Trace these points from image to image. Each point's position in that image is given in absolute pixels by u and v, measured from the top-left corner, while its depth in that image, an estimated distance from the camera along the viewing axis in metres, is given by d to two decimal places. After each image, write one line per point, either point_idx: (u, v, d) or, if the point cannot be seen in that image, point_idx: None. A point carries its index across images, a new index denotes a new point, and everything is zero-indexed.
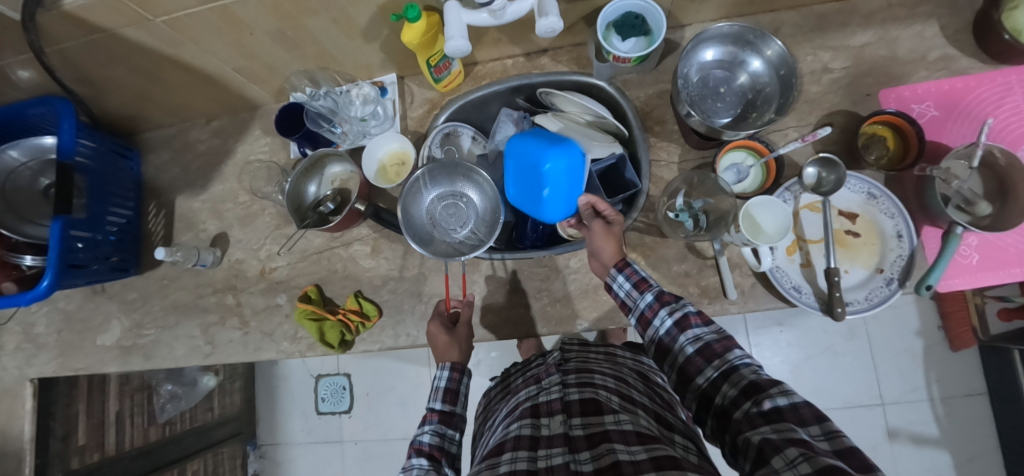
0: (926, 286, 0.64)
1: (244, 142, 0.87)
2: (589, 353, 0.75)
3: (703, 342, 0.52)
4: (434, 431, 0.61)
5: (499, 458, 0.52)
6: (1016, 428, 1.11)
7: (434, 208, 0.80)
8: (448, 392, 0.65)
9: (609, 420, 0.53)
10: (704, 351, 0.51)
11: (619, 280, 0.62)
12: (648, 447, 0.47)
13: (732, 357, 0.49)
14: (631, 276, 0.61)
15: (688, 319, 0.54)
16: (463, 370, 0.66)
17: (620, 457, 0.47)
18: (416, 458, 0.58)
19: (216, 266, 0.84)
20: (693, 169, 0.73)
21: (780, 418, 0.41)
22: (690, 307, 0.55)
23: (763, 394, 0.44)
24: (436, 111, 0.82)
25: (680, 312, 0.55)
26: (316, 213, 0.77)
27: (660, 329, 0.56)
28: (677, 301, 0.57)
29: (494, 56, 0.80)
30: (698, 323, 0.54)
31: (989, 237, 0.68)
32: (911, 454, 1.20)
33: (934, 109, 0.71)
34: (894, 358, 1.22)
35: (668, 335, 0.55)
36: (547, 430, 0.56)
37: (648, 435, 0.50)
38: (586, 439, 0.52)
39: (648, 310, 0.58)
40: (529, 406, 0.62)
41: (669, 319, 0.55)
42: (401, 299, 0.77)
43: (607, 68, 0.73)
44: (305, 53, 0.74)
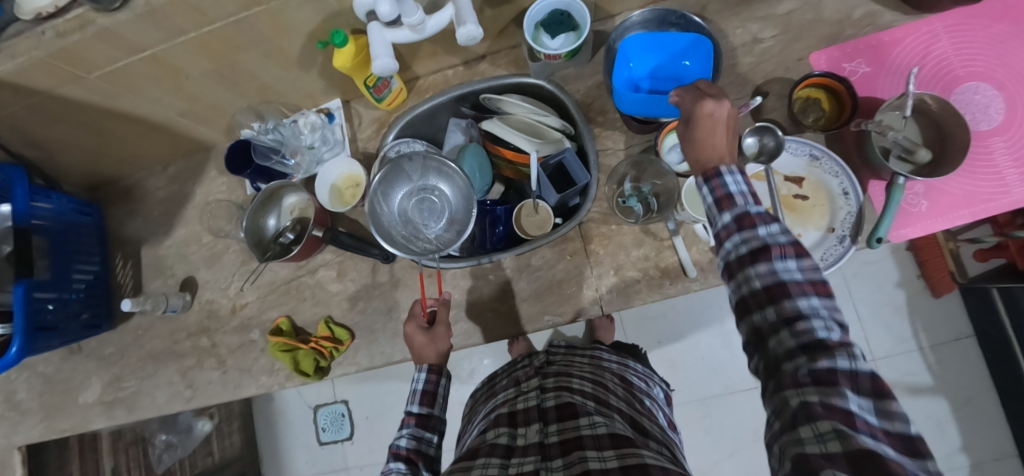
0: (876, 239, 0.66)
1: (202, 184, 0.88)
2: (574, 356, 0.75)
3: (775, 278, 0.42)
4: (411, 435, 0.62)
5: (472, 463, 0.53)
6: (1007, 367, 1.11)
7: (407, 206, 0.81)
8: (426, 394, 0.65)
9: (584, 424, 0.54)
10: (774, 290, 0.42)
11: (703, 190, 0.51)
12: (620, 453, 0.48)
13: (803, 308, 0.41)
14: (718, 190, 0.49)
15: (770, 250, 0.43)
16: (441, 371, 0.66)
17: (590, 466, 0.47)
18: (395, 462, 0.58)
19: (188, 310, 0.84)
20: (640, 153, 0.74)
21: (833, 380, 0.37)
22: (780, 237, 0.44)
23: (823, 351, 0.38)
24: (385, 129, 0.83)
25: (761, 240, 0.44)
26: (278, 245, 0.78)
27: (731, 255, 0.46)
28: (761, 228, 0.45)
29: (434, 68, 0.81)
30: (781, 257, 0.43)
31: (935, 184, 0.69)
32: (910, 406, 1.20)
33: (865, 65, 0.72)
34: (880, 313, 1.22)
35: (737, 262, 0.45)
36: (523, 439, 0.55)
37: (621, 439, 0.51)
38: (559, 445, 0.52)
39: (724, 232, 0.47)
40: (507, 412, 0.62)
41: (743, 247, 0.45)
42: (371, 318, 0.77)
43: (542, 67, 0.74)
44: (245, 89, 0.75)
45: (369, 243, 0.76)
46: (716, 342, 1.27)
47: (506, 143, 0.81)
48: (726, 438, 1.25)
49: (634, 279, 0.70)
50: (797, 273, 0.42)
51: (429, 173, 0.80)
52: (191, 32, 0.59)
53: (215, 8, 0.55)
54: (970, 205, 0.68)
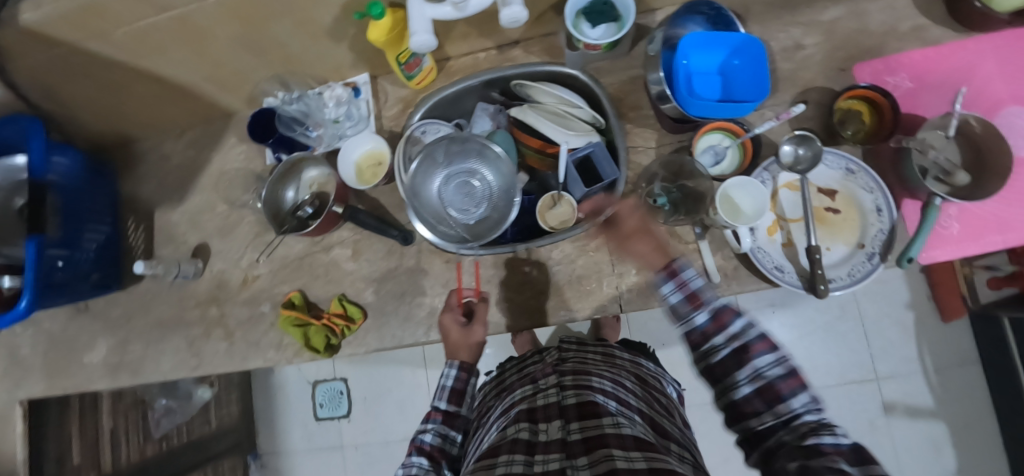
0: (907, 259, 0.65)
1: (220, 151, 0.86)
2: (586, 353, 0.74)
3: (765, 379, 0.47)
4: (437, 431, 0.64)
5: (495, 461, 0.51)
6: (1009, 396, 1.11)
7: (445, 188, 0.78)
8: (454, 392, 0.69)
9: (607, 423, 0.52)
10: (766, 393, 0.47)
11: (667, 289, 0.53)
12: (648, 455, 0.46)
13: (794, 406, 0.45)
14: (684, 287, 0.52)
15: (751, 349, 0.48)
16: (470, 370, 0.70)
17: (618, 465, 0.44)
18: (417, 456, 0.61)
19: (198, 278, 0.83)
20: (671, 152, 0.72)
21: (822, 454, 0.41)
22: (754, 332, 0.49)
23: (812, 432, 0.43)
24: (411, 109, 0.81)
25: (740, 338, 0.49)
26: (295, 219, 0.77)
27: (714, 356, 0.49)
28: (733, 323, 0.49)
29: (465, 50, 0.79)
30: (760, 354, 0.48)
31: (968, 206, 0.68)
32: (909, 428, 1.20)
33: (909, 80, 0.70)
34: (887, 332, 1.22)
35: (722, 365, 0.49)
36: (545, 435, 0.55)
37: (646, 443, 0.49)
38: (582, 444, 0.50)
39: (697, 332, 0.50)
40: (526, 408, 0.61)
41: (727, 348, 0.49)
42: (385, 301, 0.76)
43: (577, 56, 0.73)
44: (272, 57, 0.73)
45: (389, 224, 0.75)
46: None
47: (535, 132, 0.78)
48: (724, 445, 1.25)
49: (655, 281, 0.69)
50: (777, 368, 0.47)
51: (471, 156, 0.78)
52: None
53: None
54: (1003, 231, 0.67)
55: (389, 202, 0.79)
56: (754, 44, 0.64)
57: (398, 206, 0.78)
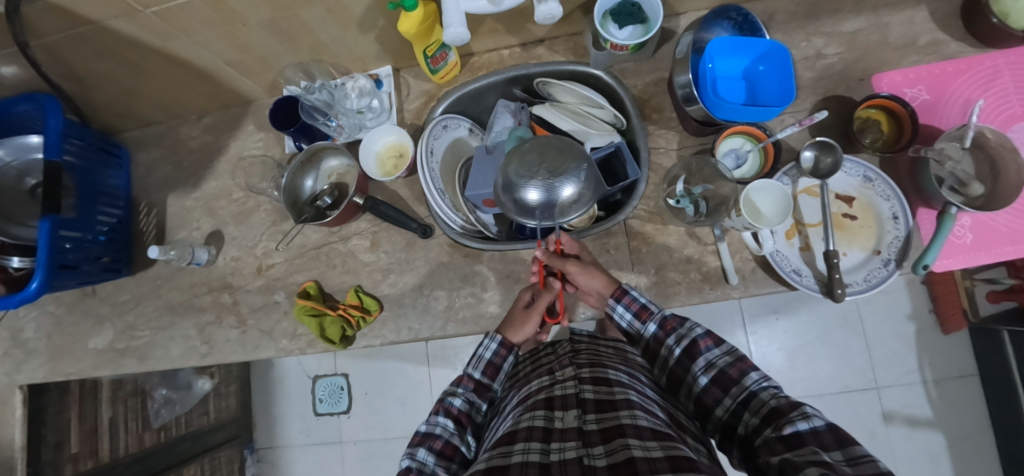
0: (922, 266, 0.65)
1: (238, 138, 0.86)
2: (599, 346, 0.70)
3: (716, 369, 0.55)
4: (466, 397, 0.64)
5: (511, 448, 0.49)
6: (1006, 408, 1.13)
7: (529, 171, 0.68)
8: (490, 366, 0.67)
9: (624, 414, 0.50)
10: (721, 380, 0.54)
11: (619, 308, 0.65)
12: (664, 445, 0.44)
13: (749, 383, 0.52)
14: (632, 304, 0.64)
15: (698, 344, 0.57)
16: (511, 348, 0.68)
17: (634, 454, 0.43)
18: (443, 417, 0.60)
19: (211, 265, 0.82)
20: (692, 154, 0.73)
21: (801, 443, 0.41)
22: (698, 331, 0.58)
23: (785, 421, 0.44)
24: (433, 103, 0.81)
25: (687, 339, 0.59)
26: (313, 209, 0.77)
27: (672, 356, 0.60)
28: (680, 328, 0.60)
29: (491, 46, 0.80)
30: (706, 348, 0.57)
31: (982, 218, 0.69)
32: (906, 437, 1.21)
33: (926, 93, 0.72)
34: (888, 342, 1.23)
35: (679, 363, 0.59)
36: (561, 423, 0.53)
37: (664, 434, 0.47)
38: (599, 433, 0.49)
39: (653, 339, 0.63)
40: (545, 397, 0.58)
41: (677, 348, 0.59)
42: (402, 293, 0.76)
43: (604, 56, 0.73)
44: (299, 45, 0.73)
45: (410, 216, 0.75)
46: None
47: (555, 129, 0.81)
48: None
49: (674, 281, 0.70)
50: (722, 358, 0.56)
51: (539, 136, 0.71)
52: None
53: None
54: (1015, 242, 0.68)
55: (408, 195, 0.78)
56: (780, 47, 0.64)
57: (418, 198, 0.78)
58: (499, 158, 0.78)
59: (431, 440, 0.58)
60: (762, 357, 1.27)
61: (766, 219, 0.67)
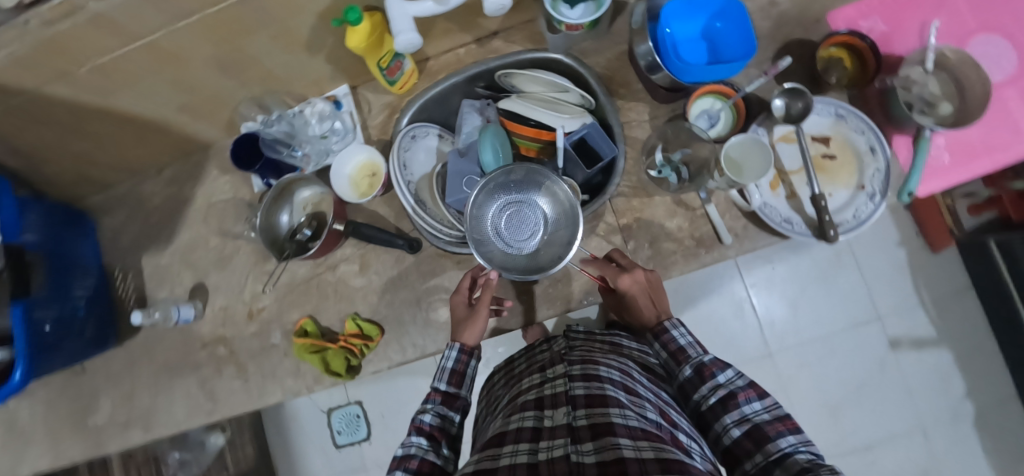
0: (907, 193, 0.67)
1: (204, 184, 0.82)
2: (594, 343, 0.70)
3: (750, 422, 0.49)
4: (436, 412, 0.57)
5: (500, 450, 0.49)
6: (1006, 315, 1.15)
7: (502, 220, 0.73)
8: (455, 374, 0.61)
9: (614, 412, 0.49)
10: (754, 435, 0.48)
11: (659, 345, 0.63)
12: (656, 446, 0.44)
13: (783, 446, 0.45)
14: (670, 344, 0.62)
15: (736, 396, 0.51)
16: (472, 352, 0.63)
17: (625, 453, 0.42)
18: (416, 437, 0.53)
19: (200, 320, 0.79)
20: (666, 122, 0.72)
21: None
22: (739, 381, 0.52)
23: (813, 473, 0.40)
24: (397, 114, 0.79)
25: (724, 388, 0.53)
26: (294, 243, 0.75)
27: (704, 403, 0.54)
28: (720, 374, 0.54)
29: (445, 47, 0.78)
30: (747, 401, 0.51)
31: (956, 135, 0.70)
32: (915, 359, 1.24)
33: (882, 23, 0.73)
34: (883, 272, 1.25)
35: (711, 411, 0.53)
36: (551, 421, 0.52)
37: (653, 434, 0.47)
38: (589, 428, 0.47)
39: (688, 383, 0.57)
40: (534, 397, 0.58)
41: (712, 396, 0.53)
42: (400, 311, 0.74)
43: (560, 38, 0.75)
44: (248, 78, 0.70)
45: (394, 234, 0.73)
46: (738, 315, 1.28)
47: (526, 121, 0.75)
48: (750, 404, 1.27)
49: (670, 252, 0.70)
50: (764, 414, 0.49)
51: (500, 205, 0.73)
52: (194, 15, 0.54)
53: None
54: (990, 153, 0.70)
55: (389, 212, 0.76)
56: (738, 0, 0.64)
57: (399, 214, 0.76)
58: (474, 161, 0.77)
59: (406, 463, 0.51)
60: (765, 310, 1.29)
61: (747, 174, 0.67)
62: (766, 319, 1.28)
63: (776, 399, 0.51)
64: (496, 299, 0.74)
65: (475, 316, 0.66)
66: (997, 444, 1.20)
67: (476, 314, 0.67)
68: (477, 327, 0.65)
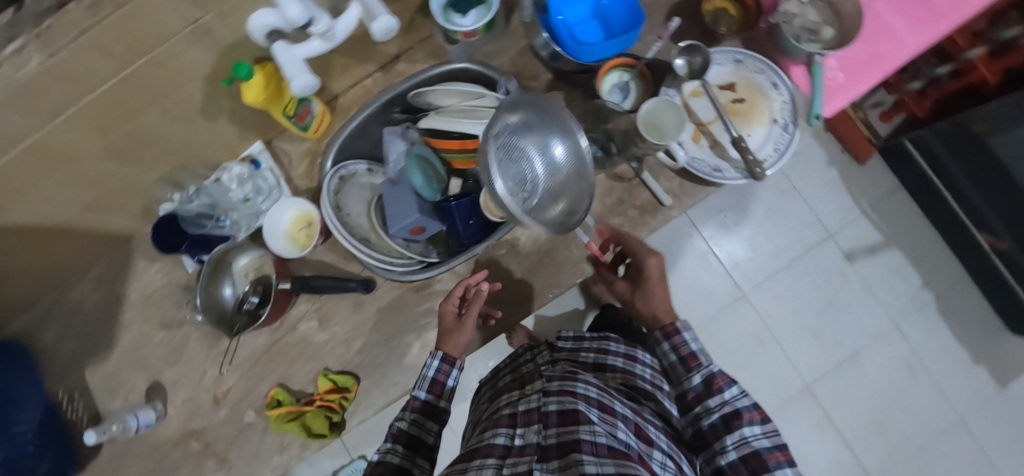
0: (814, 117, 0.72)
1: (134, 279, 0.77)
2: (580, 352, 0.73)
3: (750, 447, 0.52)
4: (413, 419, 0.57)
5: (467, 465, 0.50)
6: (936, 205, 1.24)
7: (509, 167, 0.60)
8: (436, 383, 0.62)
9: (584, 429, 0.48)
10: (751, 461, 0.51)
11: (668, 346, 0.66)
12: (618, 465, 0.43)
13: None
14: (681, 348, 0.64)
15: (740, 417, 0.54)
16: (453, 360, 0.63)
17: (585, 469, 0.42)
18: (390, 443, 0.54)
19: (163, 420, 0.73)
20: (582, 104, 0.74)
21: None
22: (744, 404, 0.56)
23: None
24: (320, 159, 0.77)
25: (729, 405, 0.56)
26: (245, 314, 0.72)
27: (706, 417, 0.57)
28: (726, 390, 0.57)
29: (351, 81, 0.77)
30: (749, 423, 0.54)
31: (844, 55, 0.75)
32: (872, 266, 1.30)
33: None
34: (823, 193, 1.32)
35: (712, 429, 0.55)
36: (523, 439, 0.51)
37: (620, 452, 0.46)
38: (557, 446, 0.47)
39: (694, 392, 0.60)
40: (510, 413, 0.57)
41: (716, 412, 0.56)
42: (372, 354, 0.72)
43: (461, 48, 0.75)
44: (152, 158, 0.67)
45: (345, 278, 0.71)
46: (700, 268, 1.32)
47: (450, 134, 0.75)
48: (728, 351, 1.29)
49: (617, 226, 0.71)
50: (763, 440, 0.53)
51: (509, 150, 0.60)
52: (81, 103, 0.52)
53: (95, 70, 0.49)
54: (877, 64, 0.75)
55: (335, 258, 0.74)
56: None
57: (346, 257, 0.74)
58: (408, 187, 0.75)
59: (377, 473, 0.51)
60: (728, 255, 1.32)
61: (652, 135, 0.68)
62: (731, 264, 1.32)
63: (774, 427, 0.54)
64: (485, 310, 0.73)
65: (463, 325, 0.66)
66: (962, 322, 1.27)
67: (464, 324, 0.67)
68: (465, 335, 0.65)
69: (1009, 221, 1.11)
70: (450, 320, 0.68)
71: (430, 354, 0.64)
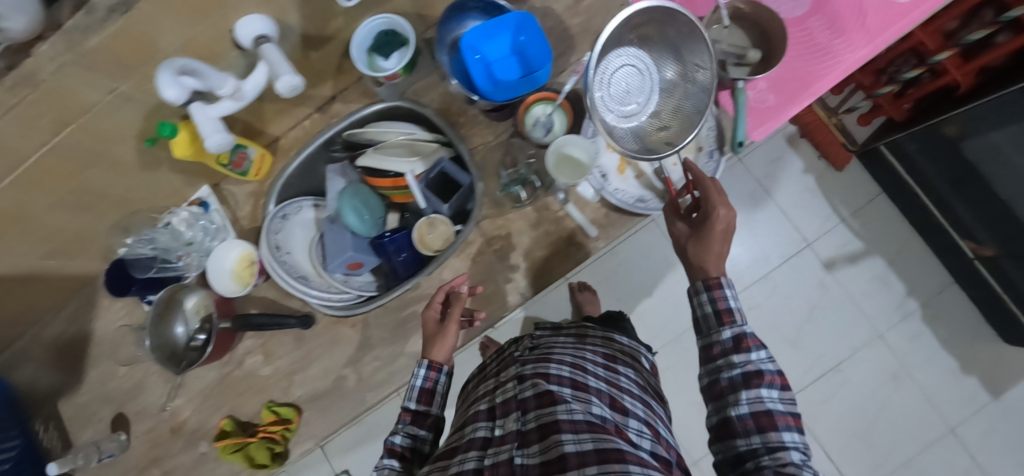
0: (739, 143, 0.69)
1: (99, 318, 0.80)
2: (559, 337, 0.76)
3: (763, 406, 0.47)
4: (405, 432, 0.58)
5: (450, 461, 0.53)
6: (915, 209, 1.20)
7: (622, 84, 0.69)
8: (424, 392, 0.61)
9: (561, 409, 0.51)
10: (761, 419, 0.47)
11: (705, 297, 0.57)
12: (596, 435, 0.47)
13: (786, 439, 0.45)
14: (721, 302, 0.56)
15: (761, 376, 0.49)
16: (440, 367, 0.63)
17: (566, 449, 0.46)
18: (389, 458, 0.56)
19: (126, 451, 0.77)
20: (509, 138, 0.75)
21: None
22: (766, 365, 0.50)
23: None
24: (263, 199, 0.80)
25: (754, 364, 0.50)
26: (194, 351, 0.75)
27: (723, 372, 0.51)
28: (754, 352, 0.51)
29: (290, 123, 0.80)
30: (768, 385, 0.48)
31: (773, 75, 0.72)
32: (854, 274, 1.26)
33: None
34: (800, 200, 1.28)
35: (728, 383, 0.50)
36: (504, 429, 0.55)
37: (597, 424, 0.50)
38: (537, 430, 0.50)
39: (716, 347, 0.53)
40: (488, 408, 0.61)
41: (734, 370, 0.50)
42: (313, 387, 0.75)
43: (389, 89, 0.77)
44: (102, 209, 0.71)
45: (283, 315, 0.74)
46: (673, 283, 1.29)
47: (384, 172, 0.77)
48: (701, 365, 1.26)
49: (544, 257, 0.72)
50: (778, 403, 0.48)
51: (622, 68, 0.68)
52: (17, 170, 0.55)
53: (25, 141, 0.53)
54: (809, 85, 0.72)
55: (277, 294, 0.78)
56: (533, 17, 0.68)
57: (287, 293, 0.78)
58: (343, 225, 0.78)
59: None
60: None
61: (562, 174, 0.69)
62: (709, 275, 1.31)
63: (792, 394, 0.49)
64: (468, 311, 0.72)
65: (446, 330, 0.66)
66: (952, 330, 1.22)
67: (445, 329, 0.66)
68: (449, 339, 0.64)
69: (991, 226, 1.05)
70: (435, 321, 0.68)
71: (418, 363, 0.64)
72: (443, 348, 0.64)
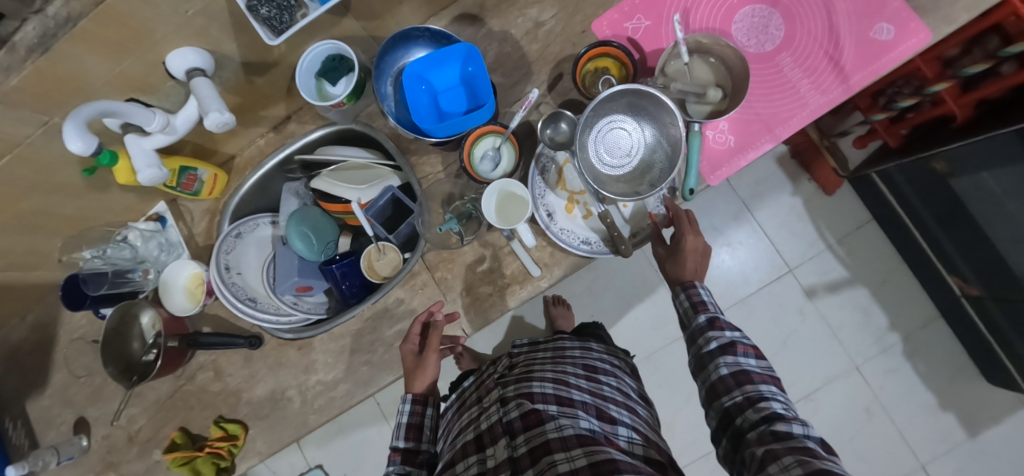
0: (688, 190, 0.66)
1: (65, 322, 0.84)
2: (537, 353, 0.76)
3: (739, 367, 0.57)
4: (398, 471, 0.64)
5: None
6: (905, 239, 1.15)
7: (606, 145, 0.68)
8: (411, 428, 0.68)
9: (550, 427, 0.53)
10: (739, 376, 0.56)
11: (683, 298, 0.66)
12: (587, 449, 0.49)
13: (762, 390, 0.54)
14: (695, 296, 0.65)
15: (735, 346, 0.58)
16: (425, 401, 0.70)
17: (559, 470, 0.47)
18: None
19: (85, 454, 0.80)
20: (458, 170, 0.74)
21: (789, 436, 0.46)
22: (739, 337, 0.60)
23: (780, 420, 0.49)
24: (217, 217, 0.81)
25: (727, 339, 0.59)
26: (145, 367, 0.77)
27: (704, 348, 0.60)
28: (727, 330, 0.60)
29: (245, 143, 0.80)
30: (744, 354, 0.58)
31: (736, 116, 0.69)
32: (834, 302, 1.22)
33: (646, 19, 0.70)
34: (785, 223, 1.24)
35: (708, 354, 0.60)
36: (494, 459, 0.55)
37: (587, 437, 0.52)
38: (528, 455, 0.51)
39: (698, 329, 0.62)
40: (473, 436, 0.60)
41: (713, 342, 0.60)
42: (258, 406, 0.77)
43: (339, 113, 0.74)
44: (57, 225, 0.73)
45: (233, 334, 0.75)
46: (651, 302, 1.26)
47: (337, 198, 0.78)
48: (675, 386, 1.24)
49: (486, 294, 0.71)
50: (753, 365, 0.57)
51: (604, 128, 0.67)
52: None
53: None
54: (772, 129, 0.68)
55: (228, 313, 0.79)
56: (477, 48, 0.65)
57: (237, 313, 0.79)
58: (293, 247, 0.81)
59: None
60: None
61: (503, 216, 0.68)
62: None
63: (766, 361, 0.59)
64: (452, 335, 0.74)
65: (426, 362, 0.69)
66: (933, 365, 1.18)
67: (425, 361, 0.69)
68: (430, 372, 0.69)
69: (979, 269, 1.01)
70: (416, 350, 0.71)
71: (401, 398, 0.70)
72: (422, 380, 0.69)
